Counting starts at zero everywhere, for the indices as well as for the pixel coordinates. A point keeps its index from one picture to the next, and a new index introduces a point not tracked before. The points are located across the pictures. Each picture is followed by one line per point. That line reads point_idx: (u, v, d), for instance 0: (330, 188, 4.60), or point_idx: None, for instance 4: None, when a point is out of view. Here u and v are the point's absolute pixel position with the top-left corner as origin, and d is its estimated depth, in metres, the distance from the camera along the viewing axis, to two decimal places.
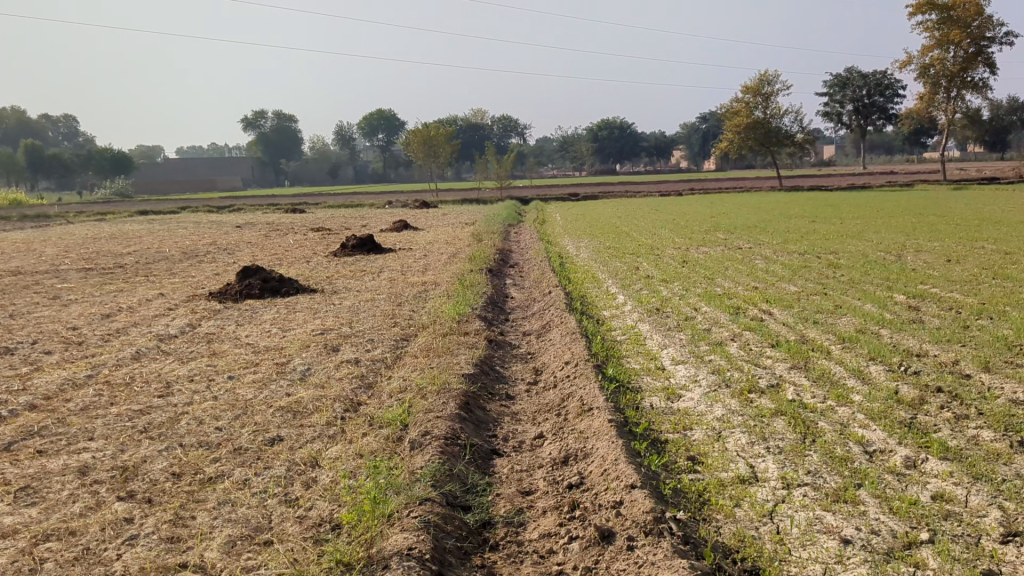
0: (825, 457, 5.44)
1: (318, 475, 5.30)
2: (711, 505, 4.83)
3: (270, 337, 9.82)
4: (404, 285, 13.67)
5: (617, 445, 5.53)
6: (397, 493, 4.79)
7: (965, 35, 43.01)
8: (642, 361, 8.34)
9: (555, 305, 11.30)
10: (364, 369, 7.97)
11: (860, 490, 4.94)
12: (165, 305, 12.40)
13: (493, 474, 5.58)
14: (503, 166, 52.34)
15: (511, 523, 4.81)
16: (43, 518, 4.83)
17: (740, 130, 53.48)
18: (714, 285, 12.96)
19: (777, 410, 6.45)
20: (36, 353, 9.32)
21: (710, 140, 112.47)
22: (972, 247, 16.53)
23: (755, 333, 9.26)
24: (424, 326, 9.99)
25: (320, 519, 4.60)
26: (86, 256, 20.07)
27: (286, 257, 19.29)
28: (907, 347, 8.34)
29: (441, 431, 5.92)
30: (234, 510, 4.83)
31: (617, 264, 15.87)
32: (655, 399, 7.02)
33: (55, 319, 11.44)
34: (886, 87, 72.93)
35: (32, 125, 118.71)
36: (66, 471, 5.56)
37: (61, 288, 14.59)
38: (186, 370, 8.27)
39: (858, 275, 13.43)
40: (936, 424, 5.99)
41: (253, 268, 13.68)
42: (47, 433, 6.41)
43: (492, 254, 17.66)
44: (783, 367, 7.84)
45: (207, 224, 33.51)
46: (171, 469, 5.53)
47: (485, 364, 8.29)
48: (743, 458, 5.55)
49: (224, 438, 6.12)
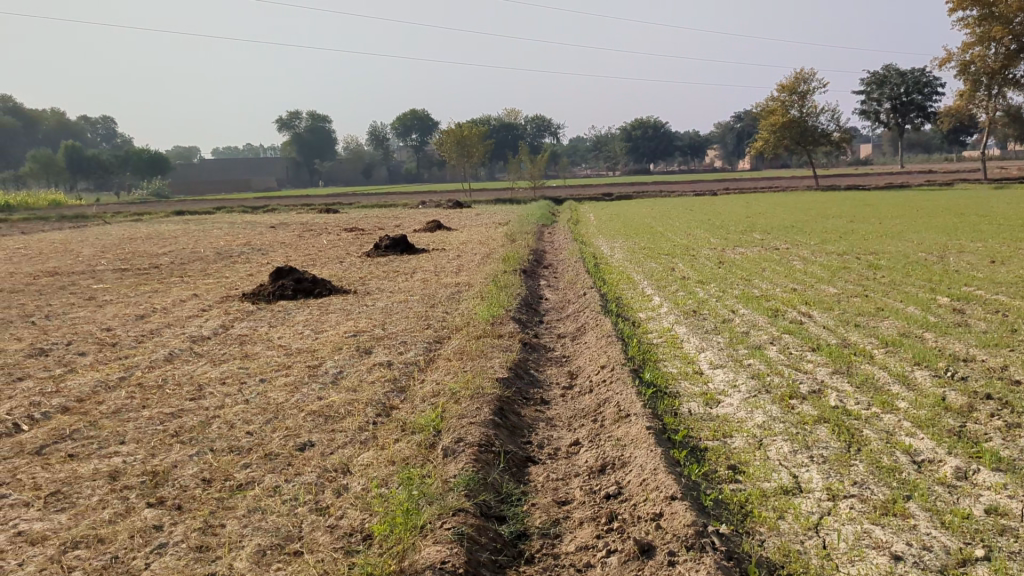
0: (872, 468, 5.25)
1: (349, 483, 5.20)
2: (754, 517, 4.66)
3: (302, 340, 9.76)
4: (437, 286, 13.59)
5: (656, 454, 5.37)
6: (430, 504, 4.66)
7: (1007, 32, 41.98)
8: (679, 365, 8.15)
9: (590, 308, 11.14)
10: (396, 373, 7.86)
11: (910, 502, 4.74)
12: (199, 307, 12.39)
13: (528, 483, 5.45)
14: (536, 166, 52.12)
15: (547, 534, 4.67)
16: (71, 525, 4.76)
17: (776, 129, 52.85)
18: (752, 287, 12.73)
19: (820, 417, 6.26)
20: (69, 354, 9.30)
21: (744, 139, 111.45)
22: (1017, 248, 16.13)
23: (795, 337, 9.04)
24: (458, 328, 9.88)
25: (351, 529, 4.49)
26: (122, 257, 20.15)
27: (319, 258, 19.28)
28: (954, 353, 8.06)
29: (474, 437, 5.79)
30: (264, 518, 4.74)
31: (652, 265, 15.67)
32: (693, 405, 6.84)
33: (89, 321, 11.46)
34: (924, 85, 71.83)
35: (70, 127, 120.24)
36: (96, 476, 5.50)
37: (95, 289, 14.62)
38: (218, 373, 8.21)
39: (900, 277, 13.12)
40: (986, 433, 5.77)
41: (287, 268, 13.65)
42: (78, 437, 6.37)
43: (526, 254, 17.50)
44: (825, 371, 7.63)
45: (241, 225, 33.51)
46: (201, 475, 5.45)
47: (520, 367, 8.16)
48: (786, 468, 5.37)
49: (254, 444, 6.04)
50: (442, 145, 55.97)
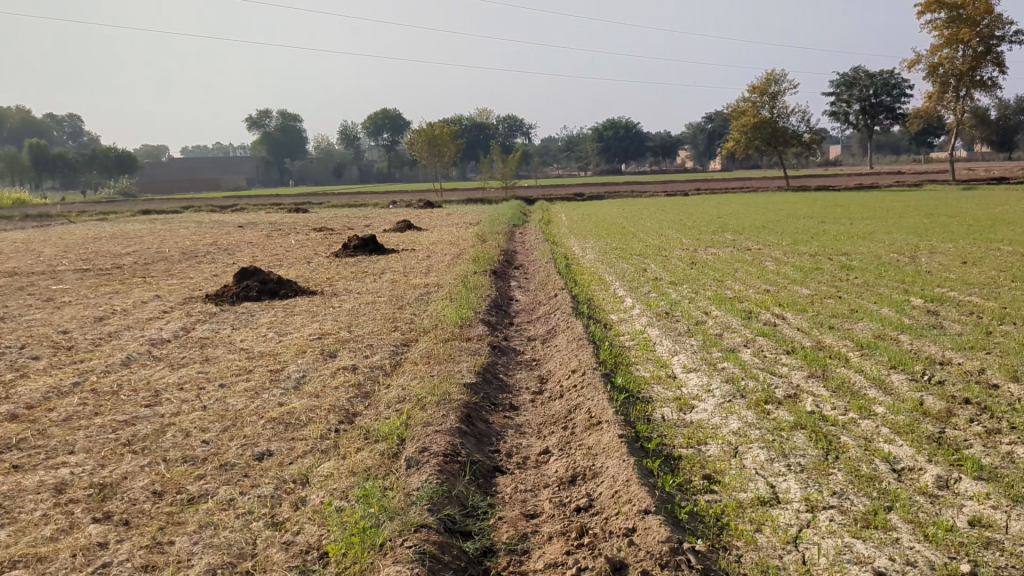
0: (851, 477, 5.07)
1: (307, 496, 4.95)
2: (731, 529, 4.47)
3: (265, 343, 9.46)
4: (406, 287, 13.33)
5: (629, 465, 5.16)
6: (390, 520, 4.43)
7: (974, 34, 42.62)
8: (651, 369, 7.96)
9: (560, 309, 10.93)
10: (360, 377, 7.61)
11: (891, 514, 4.56)
12: (161, 309, 12.02)
13: (495, 495, 5.23)
14: (508, 165, 51.75)
15: (515, 550, 4.46)
16: (11, 542, 4.46)
17: (747, 130, 52.92)
18: (725, 287, 12.63)
19: (796, 422, 6.09)
20: (22, 359, 8.94)
21: (715, 139, 111.74)
22: (987, 248, 16.15)
23: (769, 339, 8.86)
24: (425, 330, 9.63)
25: (308, 547, 4.26)
26: (83, 257, 19.65)
27: (286, 258, 18.92)
28: (930, 355, 7.92)
29: (439, 447, 5.56)
30: (216, 534, 4.49)
31: (625, 266, 15.51)
32: (666, 410, 6.65)
33: (46, 323, 11.08)
34: (893, 87, 72.35)
35: (36, 125, 118.81)
36: (41, 489, 5.21)
37: (54, 290, 14.21)
38: (177, 378, 7.91)
39: (873, 277, 13.07)
40: (967, 440, 5.62)
41: (251, 269, 13.29)
42: (25, 446, 6.07)
43: (496, 255, 17.18)
44: (800, 375, 7.45)
45: (208, 224, 33.06)
46: (151, 488, 5.17)
47: (488, 372, 7.92)
48: (764, 477, 5.18)
49: (211, 453, 5.77)
50: (413, 145, 55.46)
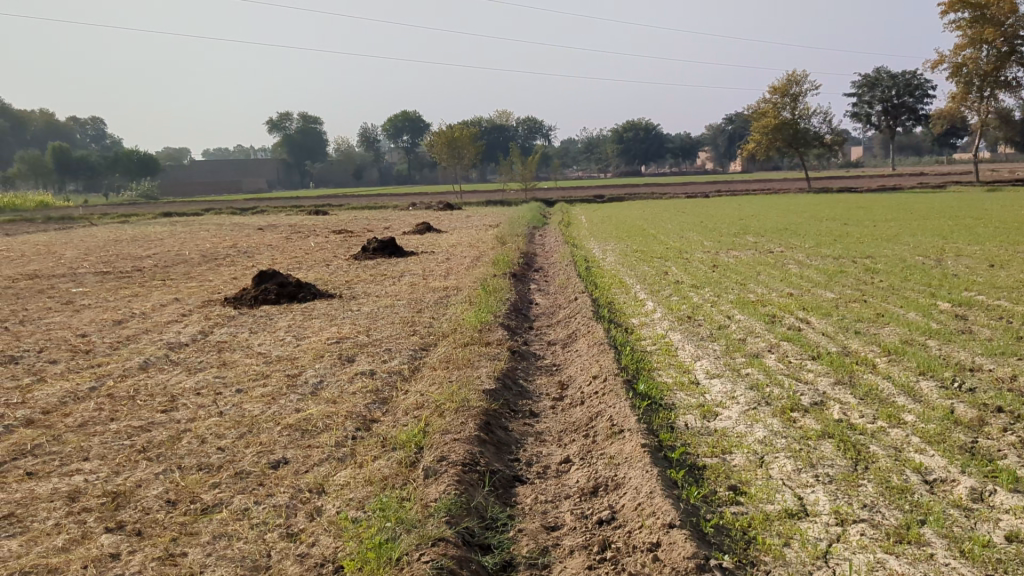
0: (882, 489, 4.91)
1: (324, 506, 4.85)
2: (758, 544, 4.34)
3: (283, 347, 9.40)
4: (426, 290, 13.22)
5: (653, 475, 5.03)
6: (408, 532, 4.33)
7: (998, 34, 42.12)
8: (674, 375, 7.82)
9: (581, 314, 10.78)
10: (378, 383, 7.50)
11: (924, 528, 4.40)
12: (179, 311, 11.95)
13: (514, 506, 5.11)
14: (528, 167, 51.58)
15: (535, 564, 4.34)
16: (22, 552, 4.37)
17: (769, 131, 52.46)
18: (746, 291, 12.43)
19: (824, 431, 5.93)
20: (40, 362, 8.91)
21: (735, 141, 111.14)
22: (1014, 251, 15.87)
23: (793, 344, 8.71)
24: (444, 335, 9.54)
25: (322, 559, 4.16)
26: (104, 260, 19.67)
27: (306, 260, 18.83)
28: (959, 362, 7.72)
29: (457, 456, 5.45)
30: (229, 545, 4.40)
31: (645, 268, 15.32)
32: (689, 418, 6.51)
33: (65, 326, 11.04)
34: (916, 87, 71.68)
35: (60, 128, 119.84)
36: (54, 497, 5.13)
37: (74, 294, 14.16)
38: (193, 383, 7.82)
39: (898, 280, 12.86)
40: (1000, 449, 5.45)
41: (270, 271, 13.24)
42: (41, 452, 6.01)
43: (517, 258, 16.99)
44: (826, 382, 7.28)
45: (229, 226, 33.05)
46: (165, 496, 5.09)
47: (508, 378, 7.81)
48: (790, 489, 5.03)
49: (225, 461, 5.69)
50: (434, 148, 55.61)
